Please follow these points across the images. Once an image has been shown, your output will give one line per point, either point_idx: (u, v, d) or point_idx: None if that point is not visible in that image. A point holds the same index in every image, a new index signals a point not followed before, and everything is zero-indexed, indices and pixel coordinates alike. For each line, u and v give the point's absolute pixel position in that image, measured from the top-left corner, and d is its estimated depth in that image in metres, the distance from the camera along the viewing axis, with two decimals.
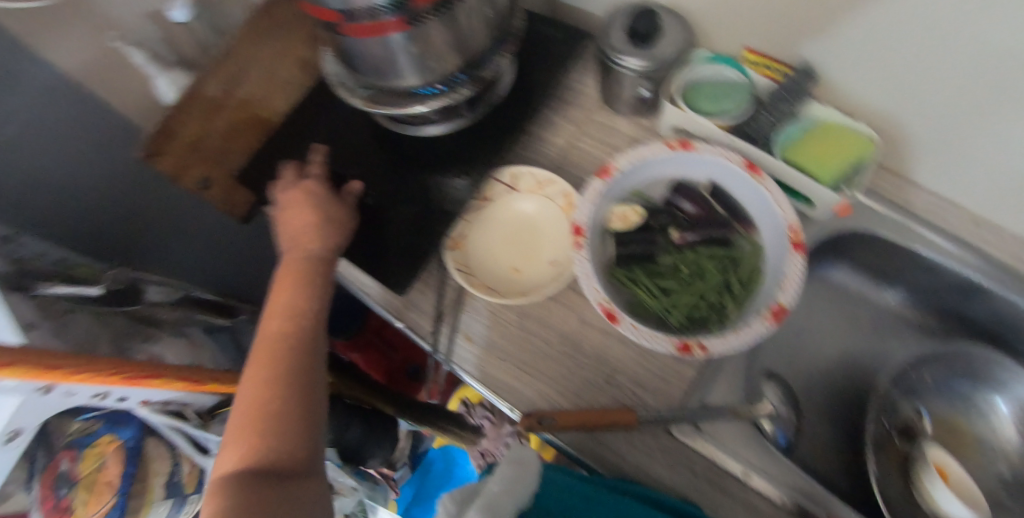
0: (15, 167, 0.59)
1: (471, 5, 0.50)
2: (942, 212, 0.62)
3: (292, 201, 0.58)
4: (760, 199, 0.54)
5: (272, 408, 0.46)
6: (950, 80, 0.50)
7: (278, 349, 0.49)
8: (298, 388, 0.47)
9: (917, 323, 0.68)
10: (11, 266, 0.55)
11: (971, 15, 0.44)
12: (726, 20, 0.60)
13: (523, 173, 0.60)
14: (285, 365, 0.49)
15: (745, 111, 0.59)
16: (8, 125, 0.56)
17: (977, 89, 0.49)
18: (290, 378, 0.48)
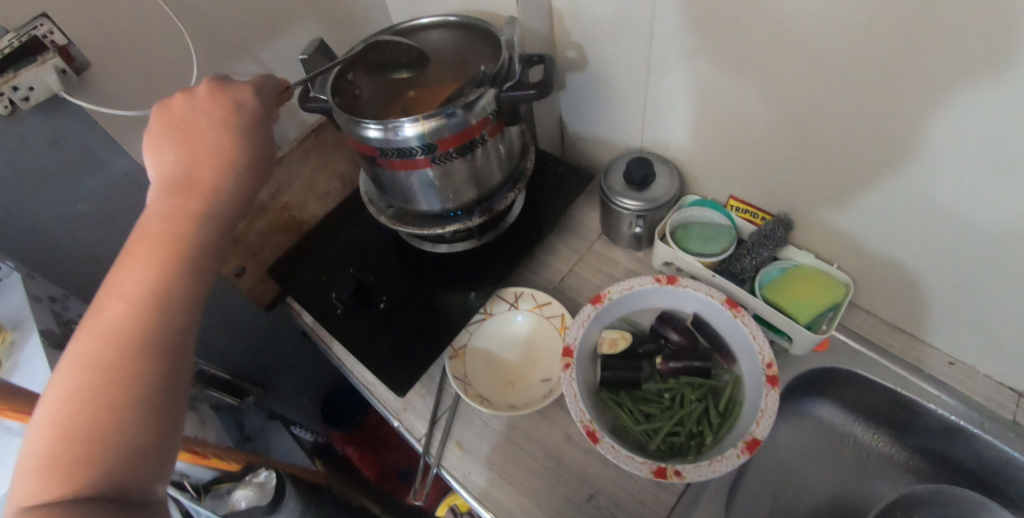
0: (77, 238, 0.69)
1: (488, 149, 0.59)
2: (921, 355, 0.66)
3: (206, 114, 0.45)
4: (737, 334, 0.59)
5: (159, 376, 0.34)
6: (980, 253, 0.51)
7: (174, 274, 0.37)
8: (209, 257, 0.39)
9: (903, 463, 0.69)
10: (58, 325, 0.61)
11: (989, 197, 0.47)
12: (710, 174, 0.68)
13: (526, 293, 0.67)
14: (178, 247, 0.38)
15: (728, 252, 0.65)
16: (81, 203, 0.68)
17: (1005, 265, 0.51)
18: (185, 296, 0.37)
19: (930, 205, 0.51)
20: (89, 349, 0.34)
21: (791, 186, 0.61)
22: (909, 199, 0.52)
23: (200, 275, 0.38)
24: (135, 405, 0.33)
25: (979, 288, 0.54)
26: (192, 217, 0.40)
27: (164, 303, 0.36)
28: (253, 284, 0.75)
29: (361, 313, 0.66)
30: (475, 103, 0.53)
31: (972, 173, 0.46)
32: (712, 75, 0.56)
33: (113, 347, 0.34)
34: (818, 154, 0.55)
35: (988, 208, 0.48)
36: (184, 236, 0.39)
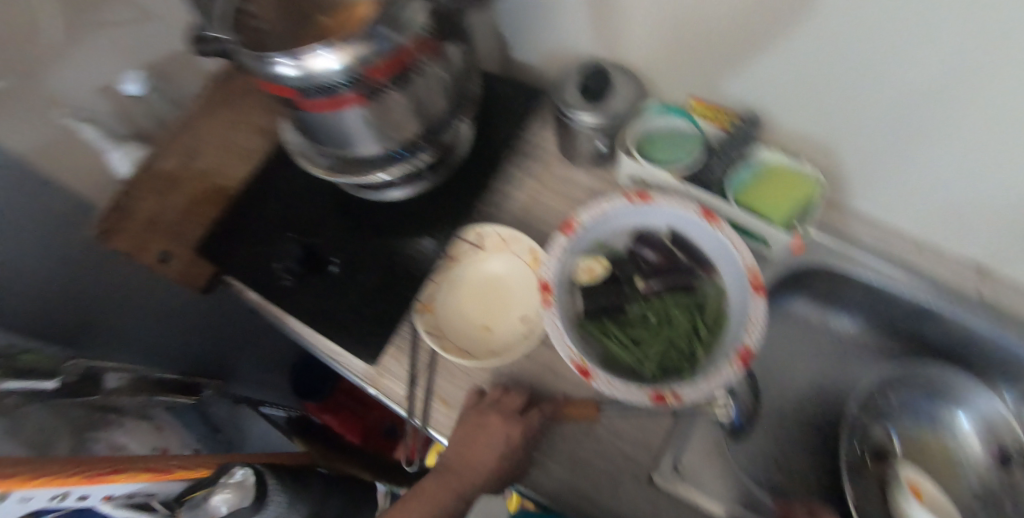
0: None
1: (427, 76, 0.51)
2: (886, 240, 0.66)
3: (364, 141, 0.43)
4: (717, 245, 0.57)
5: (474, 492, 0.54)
6: (866, 97, 0.53)
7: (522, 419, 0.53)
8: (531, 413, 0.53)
9: (872, 344, 0.71)
10: None
11: (859, 42, 0.48)
12: (664, 72, 0.65)
13: (488, 232, 0.60)
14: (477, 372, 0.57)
15: (698, 159, 0.61)
16: None
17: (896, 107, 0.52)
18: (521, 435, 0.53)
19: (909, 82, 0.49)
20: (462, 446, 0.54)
21: (781, 88, 0.58)
22: (892, 82, 0.50)
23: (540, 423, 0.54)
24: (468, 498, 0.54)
25: (955, 171, 0.55)
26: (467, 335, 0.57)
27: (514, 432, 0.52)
28: (184, 267, 0.66)
29: (315, 280, 0.59)
30: (405, 19, 0.45)
31: (947, 40, 0.44)
32: None
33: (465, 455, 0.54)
34: (704, 21, 0.55)
35: (972, 73, 0.45)
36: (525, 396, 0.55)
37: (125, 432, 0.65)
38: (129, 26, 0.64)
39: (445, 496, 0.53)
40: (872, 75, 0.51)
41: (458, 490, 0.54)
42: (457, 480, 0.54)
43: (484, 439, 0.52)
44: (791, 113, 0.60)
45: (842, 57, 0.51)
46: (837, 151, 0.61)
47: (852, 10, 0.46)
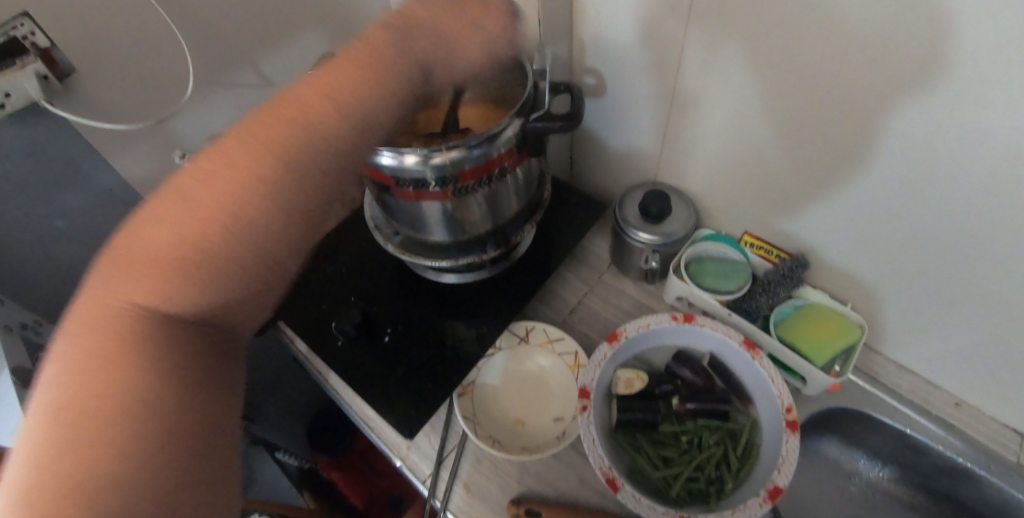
0: (52, 257, 0.65)
1: (509, 185, 0.57)
2: (928, 395, 0.66)
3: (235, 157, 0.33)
4: (757, 377, 0.58)
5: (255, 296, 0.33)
6: (915, 251, 0.56)
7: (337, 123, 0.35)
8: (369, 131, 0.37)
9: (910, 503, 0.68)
10: None
11: (913, 195, 0.52)
12: (725, 206, 0.71)
13: (536, 328, 0.64)
14: (327, 135, 0.34)
15: (744, 290, 0.63)
16: (59, 219, 0.63)
17: (944, 266, 0.55)
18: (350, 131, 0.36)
19: (955, 246, 0.53)
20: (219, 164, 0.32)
21: (839, 240, 0.62)
22: (940, 244, 0.54)
23: (356, 133, 0.36)
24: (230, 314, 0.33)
25: (1002, 342, 0.56)
26: (374, 95, 0.36)
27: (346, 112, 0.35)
28: None
29: (367, 346, 0.62)
30: (500, 134, 0.51)
31: (985, 207, 0.48)
32: (747, 113, 0.59)
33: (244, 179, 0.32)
34: (765, 159, 0.61)
35: (1011, 241, 0.49)
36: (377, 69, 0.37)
37: None
38: (253, 93, 0.74)
39: (182, 281, 0.31)
40: (921, 236, 0.55)
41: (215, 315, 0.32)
42: (198, 249, 0.31)
43: (282, 134, 0.33)
44: (845, 265, 0.64)
45: (892, 214, 0.55)
46: (879, 303, 0.64)
47: (907, 166, 0.51)
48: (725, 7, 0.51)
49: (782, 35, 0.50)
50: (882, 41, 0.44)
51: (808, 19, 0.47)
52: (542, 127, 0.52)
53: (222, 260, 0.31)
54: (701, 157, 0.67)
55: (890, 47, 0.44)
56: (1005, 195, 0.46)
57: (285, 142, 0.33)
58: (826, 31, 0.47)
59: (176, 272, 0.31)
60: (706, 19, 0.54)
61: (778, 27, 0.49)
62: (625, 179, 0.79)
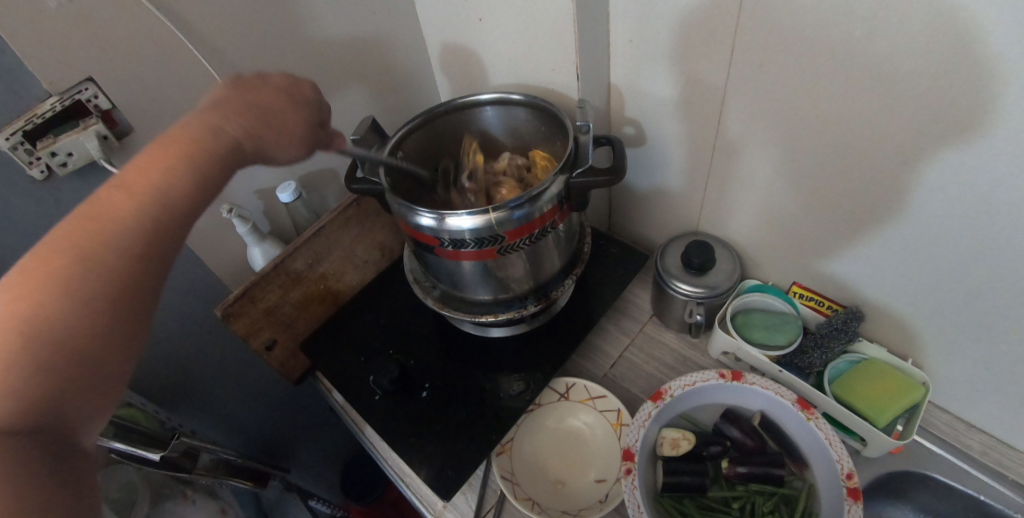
0: None
1: (550, 240, 0.57)
2: (1003, 457, 0.61)
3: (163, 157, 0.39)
4: (813, 440, 0.55)
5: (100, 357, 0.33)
6: (981, 305, 0.53)
7: (143, 204, 0.36)
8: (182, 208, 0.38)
9: None
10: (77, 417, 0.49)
11: (975, 247, 0.49)
12: (771, 258, 0.69)
13: (577, 385, 0.63)
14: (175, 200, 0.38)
15: (796, 345, 0.61)
16: None
17: (1015, 321, 0.52)
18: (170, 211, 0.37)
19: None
20: (70, 236, 0.34)
21: (897, 293, 0.59)
22: (1009, 297, 0.50)
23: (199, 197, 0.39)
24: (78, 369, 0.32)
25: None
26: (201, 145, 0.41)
27: (158, 189, 0.37)
28: (284, 357, 0.69)
29: (405, 400, 0.61)
30: (542, 193, 0.51)
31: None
32: (790, 162, 0.57)
33: (68, 238, 0.34)
34: (810, 208, 0.59)
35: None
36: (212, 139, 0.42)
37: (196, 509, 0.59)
38: None
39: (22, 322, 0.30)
40: (986, 289, 0.52)
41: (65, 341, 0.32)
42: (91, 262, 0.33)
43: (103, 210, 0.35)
44: (903, 319, 0.60)
45: (954, 266, 0.52)
46: (942, 360, 0.60)
47: (968, 216, 0.48)
48: (764, 57, 0.51)
49: (825, 84, 0.49)
50: (938, 87, 0.43)
51: (856, 66, 0.46)
52: (585, 183, 0.52)
53: (58, 319, 0.31)
54: (743, 205, 0.66)
55: (945, 93, 0.43)
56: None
57: (118, 217, 0.35)
58: (878, 77, 0.45)
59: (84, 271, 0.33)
60: (744, 69, 0.53)
61: (822, 75, 0.48)
62: (664, 227, 0.78)
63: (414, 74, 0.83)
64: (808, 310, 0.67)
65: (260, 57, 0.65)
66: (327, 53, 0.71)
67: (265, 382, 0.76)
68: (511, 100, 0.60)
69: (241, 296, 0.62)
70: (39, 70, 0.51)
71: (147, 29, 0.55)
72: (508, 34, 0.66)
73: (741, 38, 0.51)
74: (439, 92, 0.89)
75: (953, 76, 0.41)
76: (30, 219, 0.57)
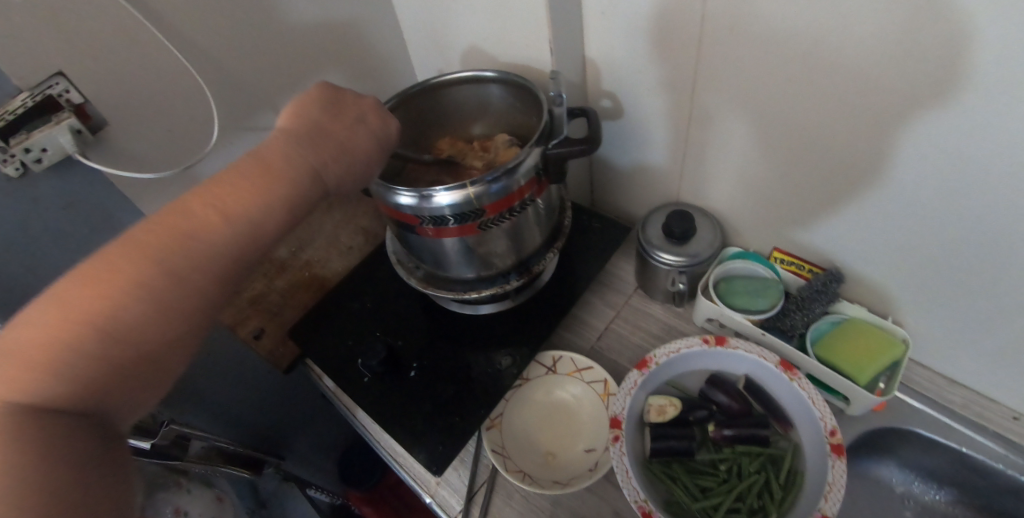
0: None
1: (531, 214, 0.57)
2: (984, 410, 0.62)
3: (224, 191, 0.39)
4: (797, 400, 0.56)
5: (158, 359, 0.35)
6: (955, 262, 0.54)
7: (218, 233, 0.38)
8: (257, 239, 0.39)
9: None
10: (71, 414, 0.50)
11: (946, 207, 0.50)
12: (751, 226, 0.69)
13: (564, 358, 0.63)
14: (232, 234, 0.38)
15: (777, 308, 0.61)
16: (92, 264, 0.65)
17: (987, 277, 0.53)
18: (244, 242, 0.39)
19: (1000, 251, 0.50)
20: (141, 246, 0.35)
21: (873, 253, 0.60)
22: (983, 252, 0.51)
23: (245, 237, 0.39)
24: (130, 370, 0.34)
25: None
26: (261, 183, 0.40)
27: (241, 217, 0.39)
28: (272, 346, 0.70)
29: (394, 381, 0.62)
30: (519, 166, 0.51)
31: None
32: (764, 127, 0.58)
33: (133, 248, 0.35)
34: (786, 175, 0.60)
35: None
36: (269, 164, 0.41)
37: (191, 498, 0.59)
38: None
39: (91, 328, 0.33)
40: (959, 247, 0.52)
41: (108, 351, 0.33)
42: (139, 285, 0.34)
43: (184, 226, 0.37)
44: (882, 279, 0.61)
45: (928, 225, 0.53)
46: (922, 318, 0.61)
47: (939, 178, 0.49)
48: (736, 25, 0.51)
49: (794, 48, 0.49)
50: (906, 45, 0.43)
51: (826, 28, 0.46)
52: (560, 152, 0.53)
53: (126, 323, 0.34)
54: (721, 172, 0.66)
55: (913, 51, 0.43)
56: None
57: (196, 238, 0.37)
58: (847, 39, 0.45)
59: (137, 289, 0.34)
60: (716, 37, 0.53)
61: (793, 39, 0.48)
62: (645, 199, 0.78)
63: (389, 57, 0.82)
64: (789, 274, 0.68)
65: (231, 45, 0.64)
66: (299, 39, 0.70)
67: (257, 372, 0.77)
68: (484, 77, 0.60)
69: (222, 283, 0.65)
70: (6, 65, 0.50)
71: (114, 21, 0.54)
72: (480, 11, 0.66)
73: (711, 6, 0.51)
74: (415, 73, 0.88)
75: (920, 32, 0.42)
76: (6, 217, 0.55)
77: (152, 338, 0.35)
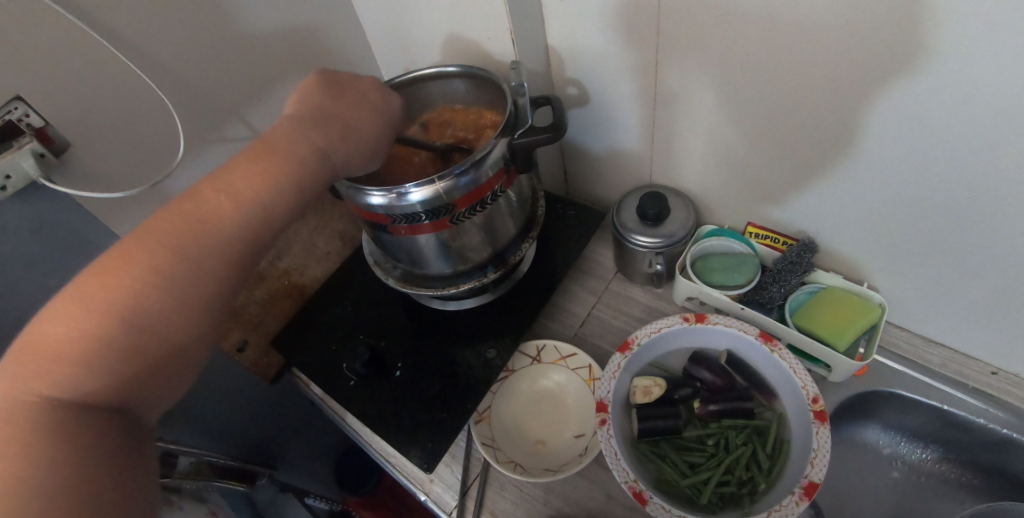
0: None
1: (503, 206, 0.57)
2: (962, 367, 0.63)
3: (232, 180, 0.41)
4: (778, 370, 0.57)
5: (178, 355, 0.37)
6: (923, 225, 0.55)
7: (231, 224, 0.40)
8: (265, 230, 0.41)
9: (953, 479, 0.63)
10: None
11: (910, 173, 0.51)
12: (724, 203, 0.70)
13: (547, 346, 0.64)
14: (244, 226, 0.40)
15: (755, 282, 0.62)
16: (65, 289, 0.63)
17: (954, 237, 0.54)
18: (249, 236, 0.41)
19: (964, 211, 0.51)
20: (161, 236, 0.37)
21: (843, 222, 0.60)
22: (948, 213, 0.52)
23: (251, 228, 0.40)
24: (154, 364, 0.36)
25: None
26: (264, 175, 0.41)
27: (246, 207, 0.40)
28: (256, 357, 0.70)
29: (380, 382, 0.62)
30: (486, 158, 0.51)
31: (984, 161, 0.46)
32: (728, 105, 0.58)
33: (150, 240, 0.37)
34: (755, 151, 0.61)
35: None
36: (274, 152, 0.43)
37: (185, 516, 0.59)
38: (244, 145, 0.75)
39: (114, 315, 0.34)
40: (926, 210, 0.53)
41: (138, 342, 0.35)
42: (161, 277, 0.36)
43: (197, 218, 0.39)
44: (854, 246, 0.62)
45: (894, 191, 0.54)
46: (896, 281, 0.62)
47: (901, 145, 0.50)
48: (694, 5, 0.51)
49: (753, 23, 0.49)
50: (861, 14, 0.43)
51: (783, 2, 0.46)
52: (523, 142, 0.53)
53: (153, 315, 0.36)
54: (691, 153, 0.67)
55: (867, 20, 0.43)
56: (1007, 146, 0.44)
57: (197, 233, 0.38)
58: (804, 12, 0.46)
59: (158, 282, 0.36)
60: (676, 18, 0.53)
61: (752, 15, 0.49)
62: (620, 183, 0.78)
63: (352, 58, 0.82)
64: (765, 248, 0.68)
65: (190, 57, 0.63)
66: (259, 46, 0.70)
67: (244, 384, 0.76)
68: (446, 72, 0.60)
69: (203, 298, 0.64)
70: None
71: (67, 40, 0.53)
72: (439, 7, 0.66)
73: None
74: (381, 72, 0.88)
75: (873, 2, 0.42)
76: None
77: (176, 329, 0.37)
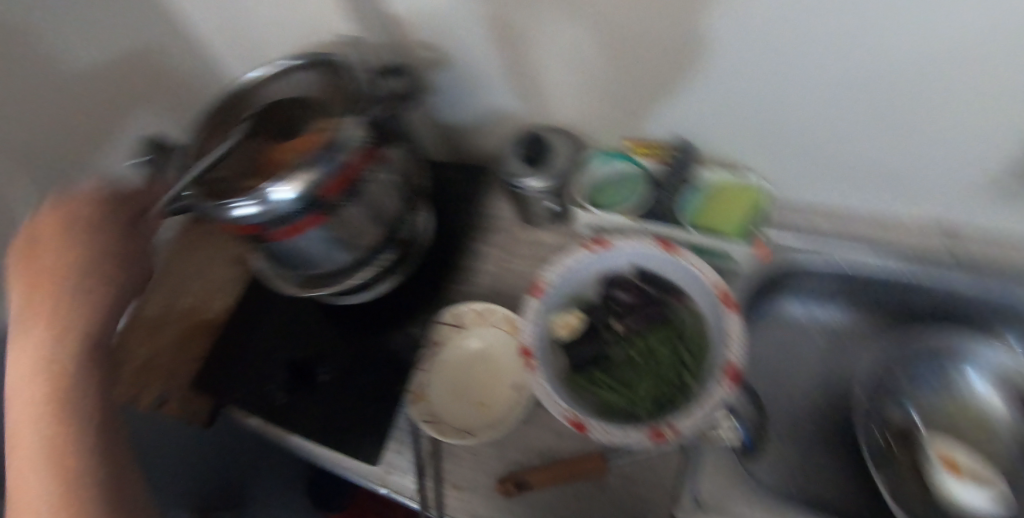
0: None
1: (378, 183, 0.56)
2: (852, 223, 0.67)
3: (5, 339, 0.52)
4: (684, 271, 0.58)
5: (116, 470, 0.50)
6: (793, 105, 0.55)
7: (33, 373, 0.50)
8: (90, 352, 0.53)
9: (863, 327, 0.69)
10: None
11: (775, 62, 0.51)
12: (603, 125, 0.70)
13: (464, 310, 0.63)
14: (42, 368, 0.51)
15: (644, 195, 0.65)
16: None
17: (824, 111, 0.54)
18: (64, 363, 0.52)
19: (824, 85, 0.51)
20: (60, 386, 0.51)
21: (709, 120, 0.62)
22: (815, 91, 0.52)
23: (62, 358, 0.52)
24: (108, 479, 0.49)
25: (893, 151, 0.56)
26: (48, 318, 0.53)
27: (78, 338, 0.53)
28: (183, 405, 0.65)
29: (312, 392, 0.61)
30: (343, 140, 0.50)
31: (832, 37, 0.46)
32: (575, 32, 0.57)
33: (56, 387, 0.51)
34: (618, 70, 0.60)
35: (865, 65, 0.47)
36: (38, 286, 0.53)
37: None
38: None
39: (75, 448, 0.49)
40: (793, 91, 0.53)
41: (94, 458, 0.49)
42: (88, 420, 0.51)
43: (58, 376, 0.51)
44: (731, 136, 0.63)
45: (759, 79, 0.53)
46: (775, 160, 0.64)
47: (757, 37, 0.49)
48: None
49: None
50: None
51: None
52: (369, 118, 0.52)
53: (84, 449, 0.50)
54: (557, 88, 0.66)
55: None
56: (854, 19, 0.43)
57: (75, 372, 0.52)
58: None
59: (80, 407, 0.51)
60: None
61: None
62: (504, 132, 0.77)
63: None
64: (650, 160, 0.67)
65: None
66: None
67: None
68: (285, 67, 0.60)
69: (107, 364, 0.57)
70: None
71: None
72: None
73: None
74: None
75: None
76: None
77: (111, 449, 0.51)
